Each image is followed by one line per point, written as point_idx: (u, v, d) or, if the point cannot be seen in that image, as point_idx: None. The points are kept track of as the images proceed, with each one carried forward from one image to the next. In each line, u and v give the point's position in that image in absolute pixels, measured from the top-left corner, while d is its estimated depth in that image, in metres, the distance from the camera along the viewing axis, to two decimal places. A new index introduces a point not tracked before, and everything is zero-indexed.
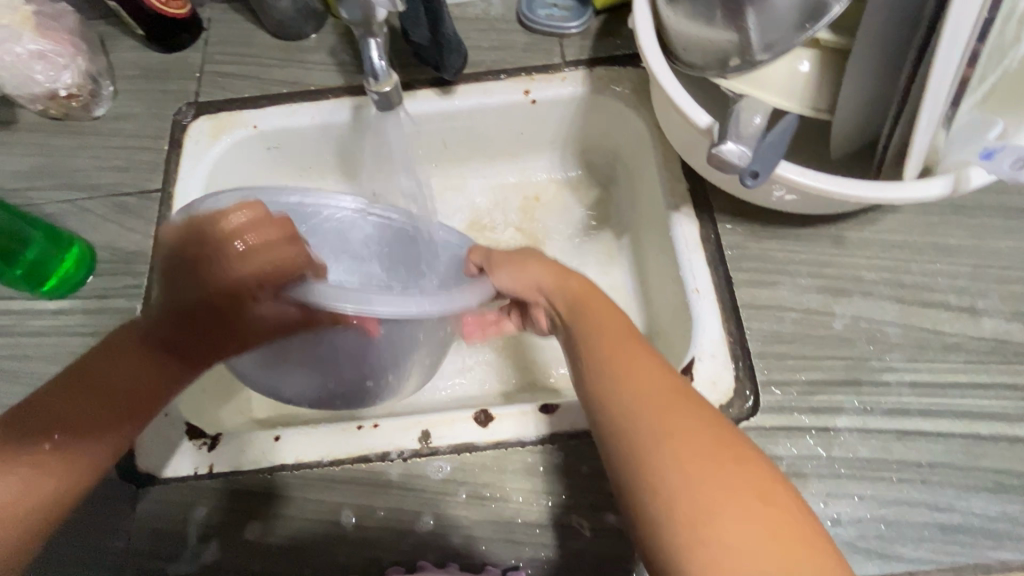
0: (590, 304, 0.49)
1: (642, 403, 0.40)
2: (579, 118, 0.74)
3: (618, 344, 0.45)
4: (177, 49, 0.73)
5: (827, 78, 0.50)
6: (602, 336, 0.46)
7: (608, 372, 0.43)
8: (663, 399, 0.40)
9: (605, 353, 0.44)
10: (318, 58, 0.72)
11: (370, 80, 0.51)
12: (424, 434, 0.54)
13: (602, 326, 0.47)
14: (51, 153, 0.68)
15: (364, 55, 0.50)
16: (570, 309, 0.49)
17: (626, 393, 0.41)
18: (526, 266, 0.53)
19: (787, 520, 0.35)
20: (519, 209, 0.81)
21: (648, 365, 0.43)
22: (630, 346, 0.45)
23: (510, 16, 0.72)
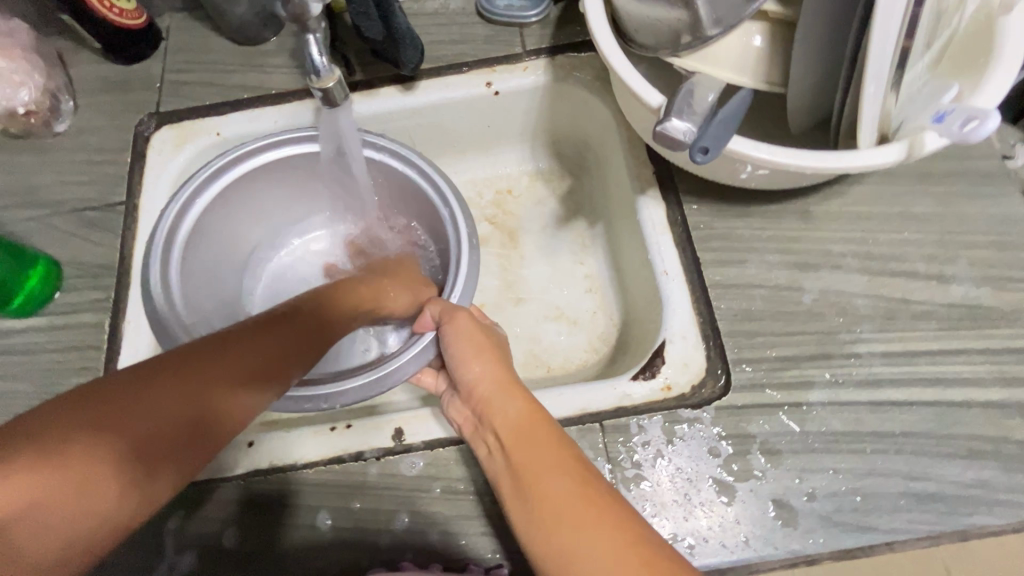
0: (527, 436, 0.43)
1: (575, 550, 0.34)
2: (544, 107, 0.74)
3: (570, 496, 0.37)
4: (137, 59, 0.72)
5: (779, 50, 0.49)
6: (534, 484, 0.39)
7: (564, 529, 0.36)
8: (597, 535, 0.34)
9: (539, 508, 0.38)
10: (279, 61, 0.72)
11: (313, 78, 0.52)
12: (397, 433, 0.53)
13: (535, 466, 0.40)
14: (14, 172, 0.68)
15: (305, 52, 0.50)
16: (508, 416, 0.45)
17: (563, 543, 0.35)
18: (467, 355, 0.51)
19: None
20: (491, 203, 0.81)
21: (573, 490, 0.38)
22: (562, 480, 0.38)
23: (470, 9, 0.72)
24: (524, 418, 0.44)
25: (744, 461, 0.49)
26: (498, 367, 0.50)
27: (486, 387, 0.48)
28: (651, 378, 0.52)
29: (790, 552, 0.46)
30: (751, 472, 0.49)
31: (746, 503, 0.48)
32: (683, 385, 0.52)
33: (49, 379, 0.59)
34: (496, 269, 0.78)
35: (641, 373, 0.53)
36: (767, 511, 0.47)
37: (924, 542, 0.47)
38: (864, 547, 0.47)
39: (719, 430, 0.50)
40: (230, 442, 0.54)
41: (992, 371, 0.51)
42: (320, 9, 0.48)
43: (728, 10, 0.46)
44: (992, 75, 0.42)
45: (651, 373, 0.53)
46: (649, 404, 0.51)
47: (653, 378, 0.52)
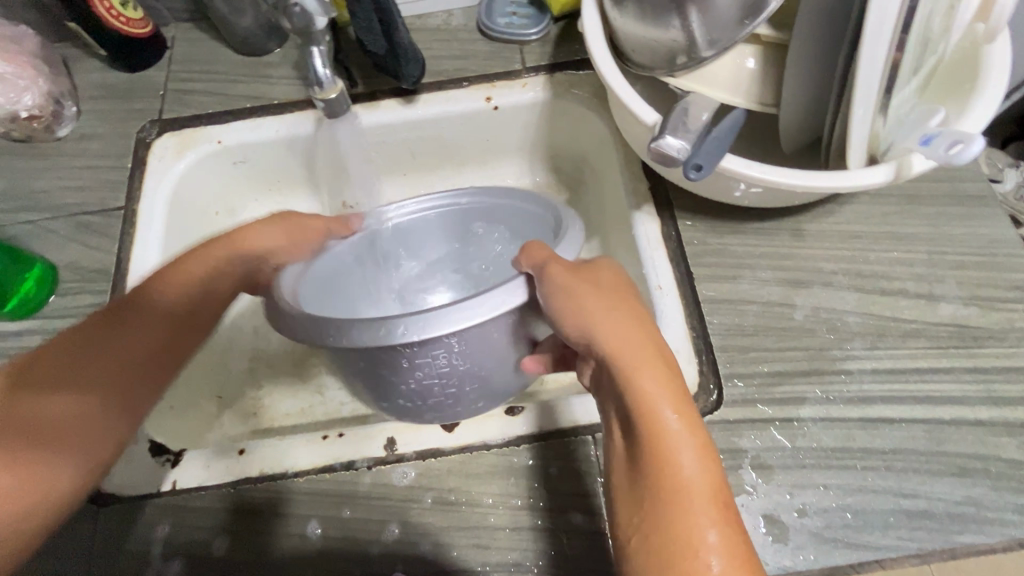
0: (665, 444, 0.37)
1: None
2: (543, 123, 0.75)
3: (712, 536, 0.34)
4: (141, 68, 0.73)
5: (770, 74, 0.51)
6: (666, 459, 0.36)
7: (699, 570, 0.33)
8: (716, 529, 0.34)
9: (670, 527, 0.35)
10: (282, 73, 0.73)
11: (314, 89, 0.53)
12: (390, 442, 0.53)
13: (678, 484, 0.36)
14: (14, 175, 0.68)
15: (308, 64, 0.52)
16: (653, 404, 0.38)
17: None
18: (592, 310, 0.41)
19: None
20: None
21: (704, 483, 0.36)
22: (708, 514, 0.35)
23: (472, 26, 0.74)
24: (659, 380, 0.39)
25: (735, 476, 0.49)
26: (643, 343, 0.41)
27: (621, 347, 0.40)
28: None
29: (781, 567, 0.46)
30: (743, 487, 0.49)
31: (738, 518, 0.48)
32: None
33: None
34: None
35: None
36: (759, 526, 0.47)
37: (914, 560, 0.47)
38: (854, 564, 0.46)
39: (711, 445, 0.50)
40: (222, 449, 0.54)
41: (980, 390, 0.51)
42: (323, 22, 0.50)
43: (723, 32, 0.47)
44: (977, 101, 0.44)
45: None
46: None
47: None
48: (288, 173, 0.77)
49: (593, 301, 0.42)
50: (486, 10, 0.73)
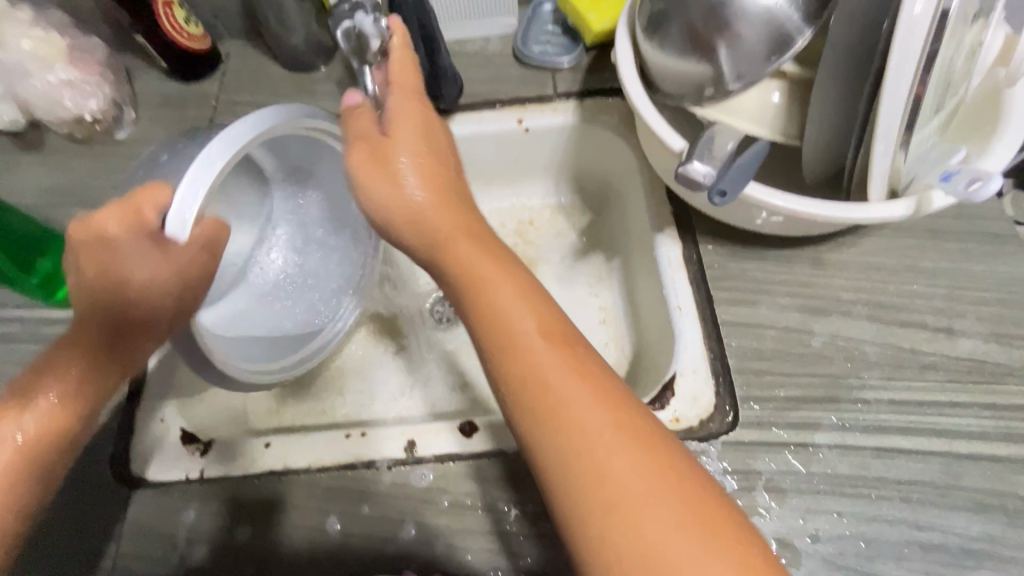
0: (532, 369, 0.40)
1: (606, 484, 0.36)
2: (571, 146, 0.78)
3: (592, 425, 0.38)
4: (197, 79, 0.78)
5: (794, 107, 0.53)
6: (546, 395, 0.39)
7: (596, 463, 0.36)
8: (614, 440, 0.37)
9: (560, 434, 0.38)
10: (326, 89, 0.77)
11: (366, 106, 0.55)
12: (410, 444, 0.55)
13: (561, 397, 0.39)
14: (73, 173, 0.73)
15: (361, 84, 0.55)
16: (525, 341, 0.41)
17: (591, 481, 0.36)
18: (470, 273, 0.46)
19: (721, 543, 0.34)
20: (513, 232, 0.84)
21: (583, 393, 0.39)
22: (593, 410, 0.38)
23: (507, 52, 0.77)
24: (528, 324, 0.42)
25: (748, 497, 0.50)
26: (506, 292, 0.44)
27: (489, 304, 0.44)
28: (661, 410, 0.54)
29: None
30: (755, 508, 0.49)
31: None
32: (692, 418, 0.53)
33: None
34: None
35: (652, 404, 0.54)
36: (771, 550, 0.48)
37: None
38: None
39: (725, 465, 0.51)
40: (248, 442, 0.56)
41: (999, 426, 0.51)
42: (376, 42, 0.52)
43: (750, 66, 0.50)
44: (998, 142, 0.45)
45: (660, 405, 0.54)
46: None
47: (663, 410, 0.54)
48: None
49: (461, 255, 0.47)
50: (522, 37, 0.77)
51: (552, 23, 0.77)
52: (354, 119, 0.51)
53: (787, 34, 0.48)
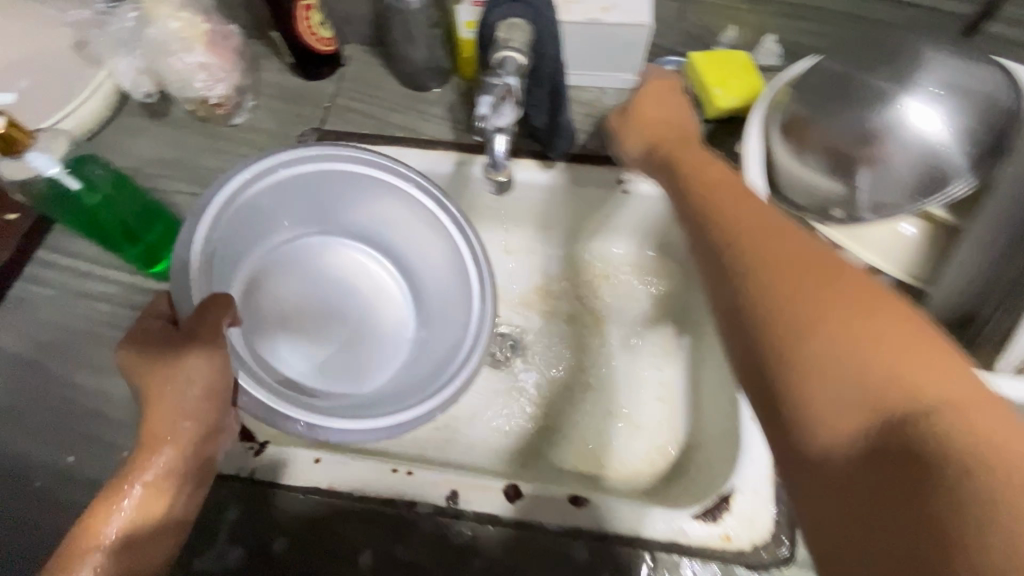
0: (719, 211, 0.41)
1: (803, 316, 0.34)
2: (668, 216, 0.77)
3: (788, 261, 0.36)
4: (316, 78, 0.80)
5: (919, 248, 0.53)
6: (728, 238, 0.39)
7: (795, 283, 0.35)
8: (817, 292, 0.34)
9: (744, 254, 0.37)
10: (437, 111, 0.78)
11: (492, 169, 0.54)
12: (453, 494, 0.54)
13: (763, 236, 0.37)
14: (191, 150, 0.77)
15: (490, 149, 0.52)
16: (713, 207, 0.42)
17: (791, 290, 0.34)
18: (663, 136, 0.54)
19: (929, 353, 0.31)
20: (588, 283, 0.84)
21: (779, 226, 0.38)
22: (790, 250, 0.36)
23: (621, 108, 0.76)
24: (711, 189, 0.43)
25: None
26: (708, 166, 0.47)
27: (697, 163, 0.48)
28: (713, 523, 0.53)
29: None
30: None
31: None
32: (744, 540, 0.53)
33: None
34: (576, 349, 0.81)
35: (705, 514, 0.53)
36: None
37: None
38: None
39: None
40: (298, 452, 0.56)
41: None
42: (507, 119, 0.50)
43: (891, 197, 0.49)
44: None
45: (714, 517, 0.53)
46: (707, 549, 0.52)
47: (715, 524, 0.53)
48: None
49: (677, 148, 0.51)
50: None
51: None
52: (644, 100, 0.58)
53: (941, 177, 0.47)
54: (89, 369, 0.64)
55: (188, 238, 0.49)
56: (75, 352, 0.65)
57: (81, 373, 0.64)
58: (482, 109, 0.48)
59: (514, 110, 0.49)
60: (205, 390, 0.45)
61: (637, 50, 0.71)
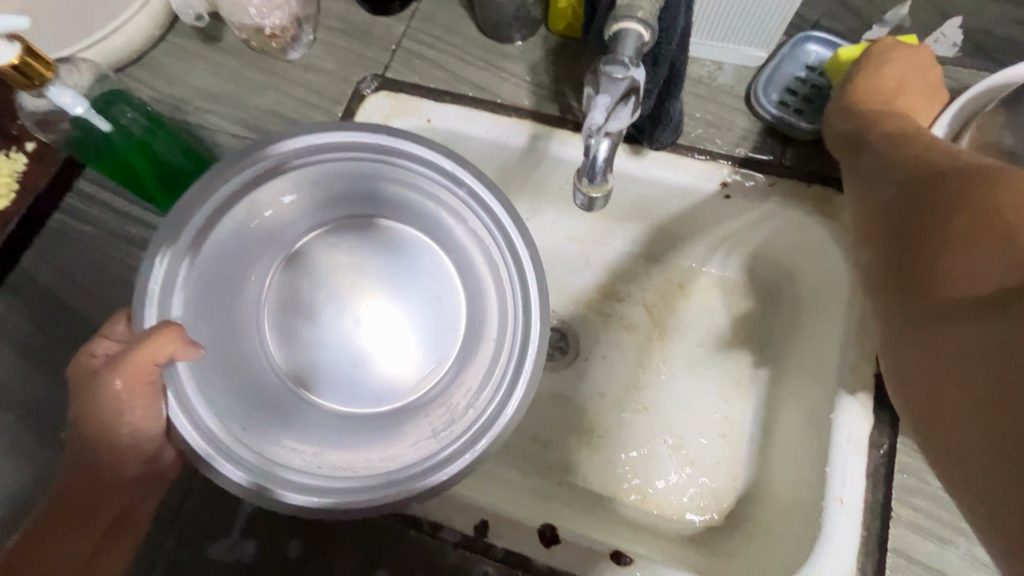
0: (946, 192, 0.39)
1: (977, 262, 0.35)
2: (770, 230, 0.64)
3: (1010, 218, 0.35)
4: (383, 13, 0.70)
5: None
6: (943, 208, 0.39)
7: (990, 237, 0.35)
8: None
9: (940, 212, 0.39)
10: (517, 69, 0.67)
11: (583, 180, 0.44)
12: (482, 525, 0.49)
13: (976, 200, 0.37)
14: (240, 84, 0.69)
15: (588, 156, 0.43)
16: (953, 169, 0.41)
17: (976, 240, 0.36)
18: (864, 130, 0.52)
19: None
20: (658, 288, 0.74)
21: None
22: (1017, 209, 0.35)
23: (739, 91, 0.63)
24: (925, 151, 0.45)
25: None
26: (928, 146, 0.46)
27: (913, 150, 0.46)
28: None
29: None
30: None
31: None
32: None
33: None
34: (634, 361, 0.72)
35: None
36: None
37: None
38: None
39: None
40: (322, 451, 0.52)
41: None
42: (619, 123, 0.41)
43: None
44: None
45: None
46: None
47: None
48: None
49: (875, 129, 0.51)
50: (766, 77, 0.62)
51: (805, 70, 0.62)
52: (878, 48, 0.55)
53: None
54: None
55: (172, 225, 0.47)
56: (109, 297, 0.62)
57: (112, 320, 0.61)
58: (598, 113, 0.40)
59: (631, 113, 0.42)
60: (124, 422, 0.46)
61: (778, 21, 0.57)
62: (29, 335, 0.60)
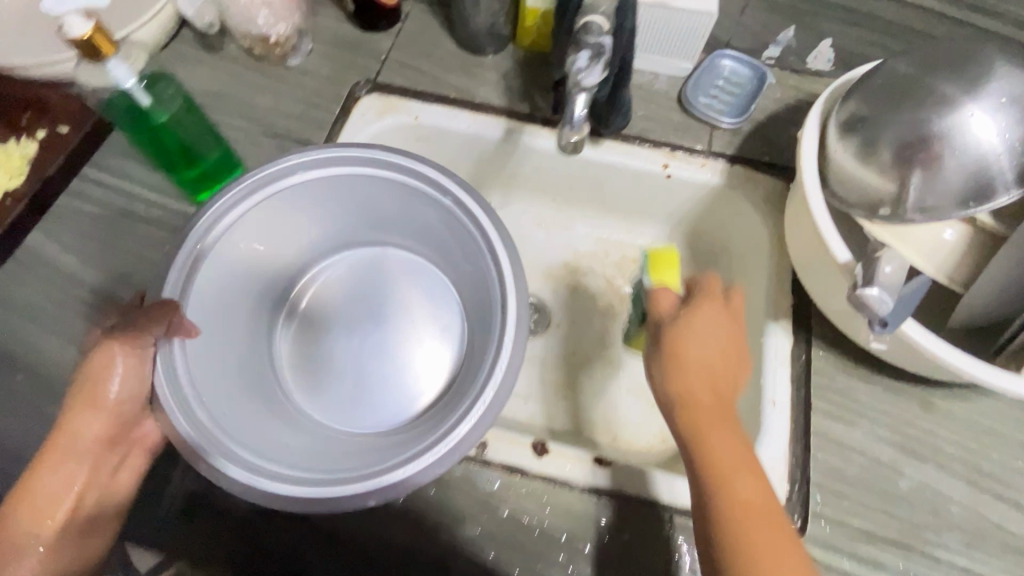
0: (675, 357, 0.52)
1: (704, 462, 0.48)
2: (704, 205, 0.78)
3: (706, 421, 0.50)
4: (373, 30, 0.81)
5: (968, 251, 0.51)
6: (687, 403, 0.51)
7: (702, 433, 0.49)
8: (725, 440, 0.49)
9: (682, 412, 0.51)
10: (490, 76, 0.79)
11: (563, 127, 0.56)
12: (482, 443, 0.57)
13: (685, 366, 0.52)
14: (243, 86, 0.77)
15: (568, 107, 0.56)
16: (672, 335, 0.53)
17: (693, 427, 0.50)
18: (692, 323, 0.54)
19: (762, 530, 0.45)
20: (615, 264, 0.86)
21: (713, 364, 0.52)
22: (723, 438, 0.49)
23: (672, 95, 0.77)
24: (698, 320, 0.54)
25: None
26: (706, 314, 0.54)
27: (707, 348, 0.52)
28: None
29: None
30: None
31: None
32: None
33: None
34: (599, 326, 0.83)
35: None
36: None
37: None
38: None
39: None
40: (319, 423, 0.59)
41: None
42: (593, 79, 0.54)
43: (938, 201, 0.50)
44: None
45: None
46: None
47: None
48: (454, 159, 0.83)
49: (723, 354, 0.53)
50: (693, 84, 0.77)
51: (722, 79, 0.77)
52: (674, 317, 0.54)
53: (991, 187, 0.49)
54: (131, 286, 0.65)
55: (191, 236, 0.58)
56: (116, 268, 0.65)
57: (122, 288, 0.65)
58: (579, 64, 0.54)
59: (600, 74, 0.55)
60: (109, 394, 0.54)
61: (697, 38, 0.72)
62: (37, 304, 0.63)
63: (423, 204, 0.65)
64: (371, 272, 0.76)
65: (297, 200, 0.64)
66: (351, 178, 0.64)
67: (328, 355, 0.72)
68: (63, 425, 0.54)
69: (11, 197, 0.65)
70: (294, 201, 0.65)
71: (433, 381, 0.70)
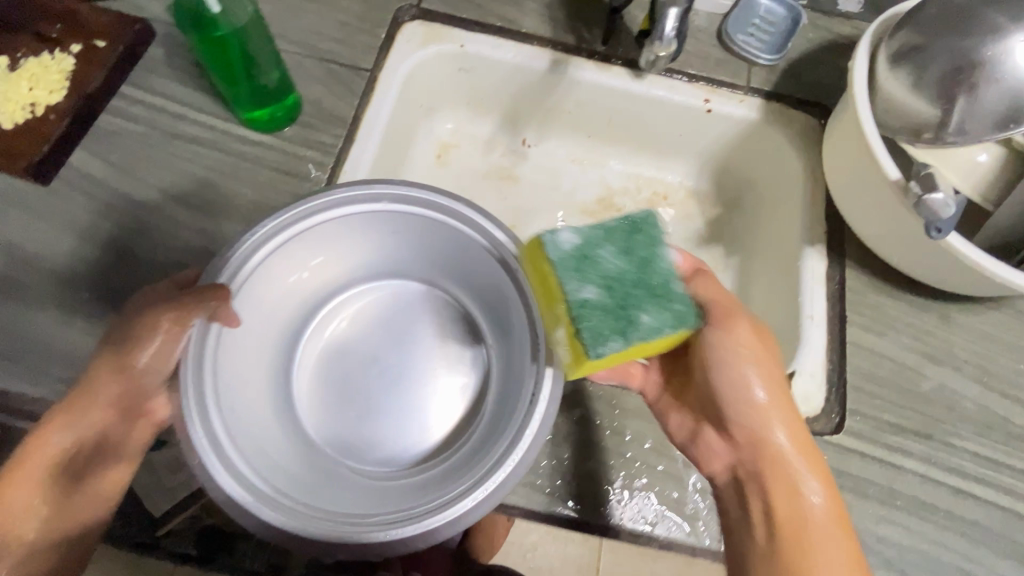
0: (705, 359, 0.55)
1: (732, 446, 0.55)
2: (737, 142, 0.81)
3: (734, 406, 0.55)
4: None
5: (996, 172, 0.57)
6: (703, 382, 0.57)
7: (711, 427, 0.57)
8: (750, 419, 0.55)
9: (700, 392, 0.57)
10: (533, 6, 0.79)
11: (654, 41, 0.64)
12: None
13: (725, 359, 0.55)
14: (283, 6, 0.74)
15: (660, 22, 0.63)
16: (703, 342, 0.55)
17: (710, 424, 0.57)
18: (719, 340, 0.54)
19: (783, 469, 0.53)
20: (646, 201, 0.89)
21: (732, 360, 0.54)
22: (742, 411, 0.55)
23: (712, 31, 0.79)
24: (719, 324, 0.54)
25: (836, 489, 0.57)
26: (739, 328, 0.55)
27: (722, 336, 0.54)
28: None
29: None
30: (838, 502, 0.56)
31: None
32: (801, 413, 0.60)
33: (268, 192, 0.66)
34: None
35: None
36: None
37: None
38: None
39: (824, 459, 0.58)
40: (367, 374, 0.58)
41: None
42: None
43: (975, 126, 0.55)
44: None
45: None
46: None
47: None
48: (494, 92, 0.83)
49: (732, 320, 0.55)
50: (732, 20, 0.78)
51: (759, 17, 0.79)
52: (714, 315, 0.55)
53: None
54: (187, 207, 0.64)
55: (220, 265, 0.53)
56: (170, 189, 0.64)
57: (179, 209, 0.64)
58: None
59: None
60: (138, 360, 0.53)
61: None
62: (91, 224, 0.62)
63: (463, 245, 0.60)
64: (412, 305, 0.68)
65: (350, 220, 0.58)
66: (390, 216, 0.59)
67: (349, 388, 0.63)
68: (80, 390, 0.53)
69: (55, 114, 0.63)
70: (327, 237, 0.59)
71: (444, 418, 0.62)
